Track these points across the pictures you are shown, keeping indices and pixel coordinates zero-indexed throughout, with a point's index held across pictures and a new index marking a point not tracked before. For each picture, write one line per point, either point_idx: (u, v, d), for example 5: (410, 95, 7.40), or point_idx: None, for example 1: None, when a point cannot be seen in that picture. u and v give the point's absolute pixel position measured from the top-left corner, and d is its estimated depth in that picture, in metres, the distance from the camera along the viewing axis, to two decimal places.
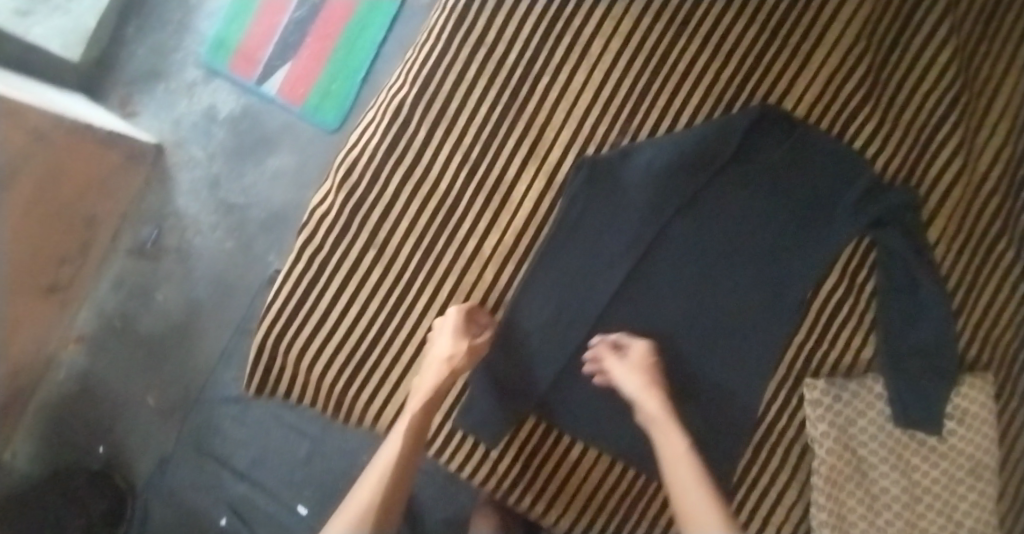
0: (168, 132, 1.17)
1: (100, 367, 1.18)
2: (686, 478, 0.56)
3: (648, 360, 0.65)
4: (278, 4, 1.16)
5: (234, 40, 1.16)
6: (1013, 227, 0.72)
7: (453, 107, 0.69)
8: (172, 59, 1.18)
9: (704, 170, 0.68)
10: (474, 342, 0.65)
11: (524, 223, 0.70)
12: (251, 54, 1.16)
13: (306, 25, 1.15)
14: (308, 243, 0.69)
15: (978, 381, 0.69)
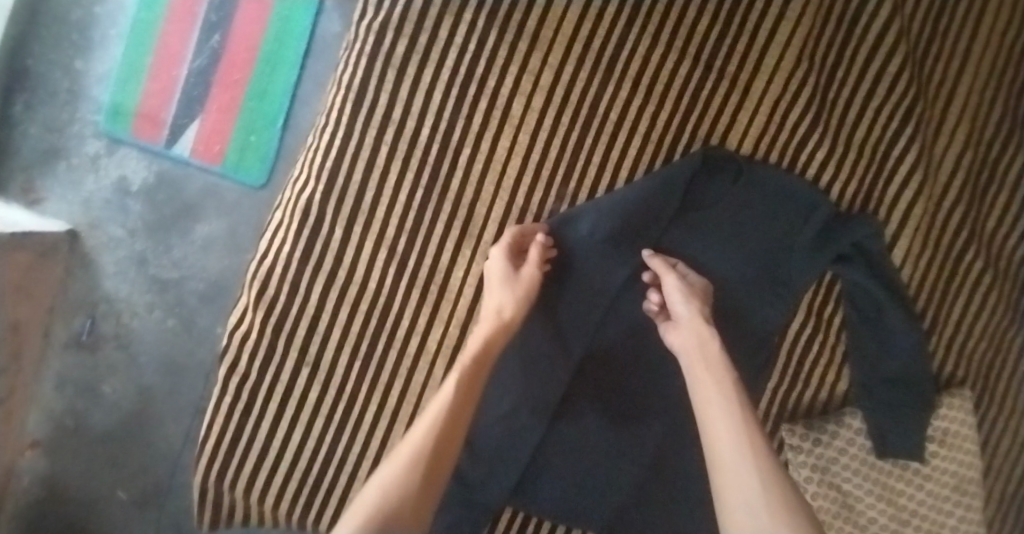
0: (79, 214, 1.05)
1: (51, 476, 1.07)
2: (737, 445, 0.48)
3: (701, 289, 0.62)
4: (173, 54, 1.01)
5: (131, 103, 1.02)
6: (981, 234, 0.68)
7: (370, 196, 0.61)
8: (68, 133, 1.04)
9: (650, 230, 0.64)
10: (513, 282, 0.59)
11: (467, 314, 0.64)
12: (154, 115, 1.02)
13: (209, 75, 1.01)
14: (233, 370, 0.62)
15: (955, 399, 0.67)
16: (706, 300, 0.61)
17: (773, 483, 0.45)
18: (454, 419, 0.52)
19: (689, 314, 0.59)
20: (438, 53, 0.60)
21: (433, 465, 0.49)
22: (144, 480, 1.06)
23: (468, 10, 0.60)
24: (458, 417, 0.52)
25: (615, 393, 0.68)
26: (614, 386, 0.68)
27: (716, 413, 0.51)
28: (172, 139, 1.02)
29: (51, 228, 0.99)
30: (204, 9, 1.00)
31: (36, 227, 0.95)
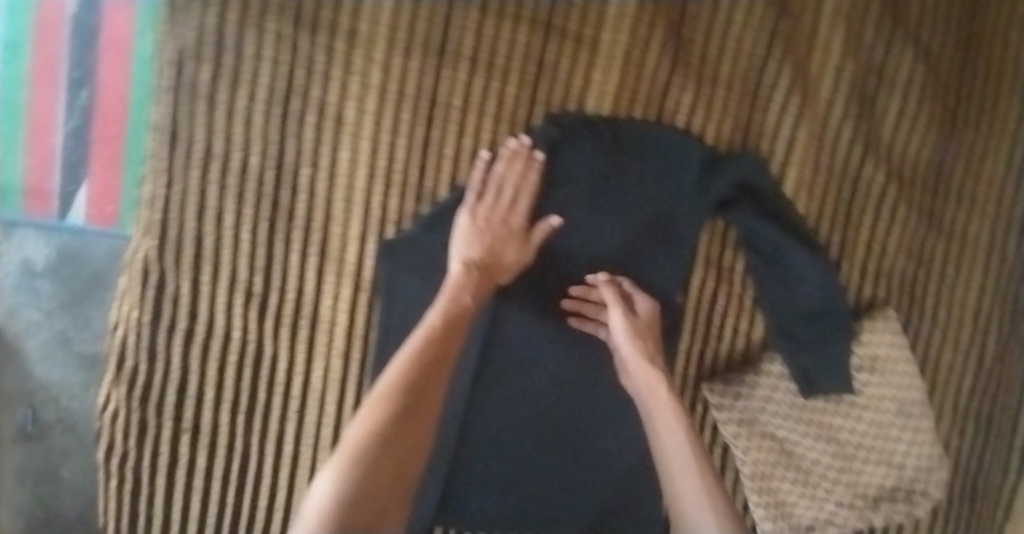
0: None
1: None
2: (686, 474, 0.51)
3: (647, 321, 0.58)
4: (51, 95, 0.79)
5: (15, 177, 0.80)
6: (883, 144, 0.63)
7: (210, 241, 0.57)
8: None
9: (538, 190, 0.59)
10: (499, 231, 0.57)
11: (345, 342, 0.60)
12: (41, 187, 0.81)
13: (84, 128, 0.79)
14: (114, 449, 0.60)
15: (878, 321, 0.64)
16: (652, 334, 0.58)
17: (718, 509, 0.49)
18: (422, 393, 0.48)
19: (635, 359, 0.56)
20: (246, 73, 0.54)
21: (404, 446, 0.46)
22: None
23: (266, 16, 0.53)
24: (428, 391, 0.49)
25: (523, 389, 0.63)
26: (521, 383, 0.63)
27: (668, 442, 0.53)
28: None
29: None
30: (64, 63, 0.78)
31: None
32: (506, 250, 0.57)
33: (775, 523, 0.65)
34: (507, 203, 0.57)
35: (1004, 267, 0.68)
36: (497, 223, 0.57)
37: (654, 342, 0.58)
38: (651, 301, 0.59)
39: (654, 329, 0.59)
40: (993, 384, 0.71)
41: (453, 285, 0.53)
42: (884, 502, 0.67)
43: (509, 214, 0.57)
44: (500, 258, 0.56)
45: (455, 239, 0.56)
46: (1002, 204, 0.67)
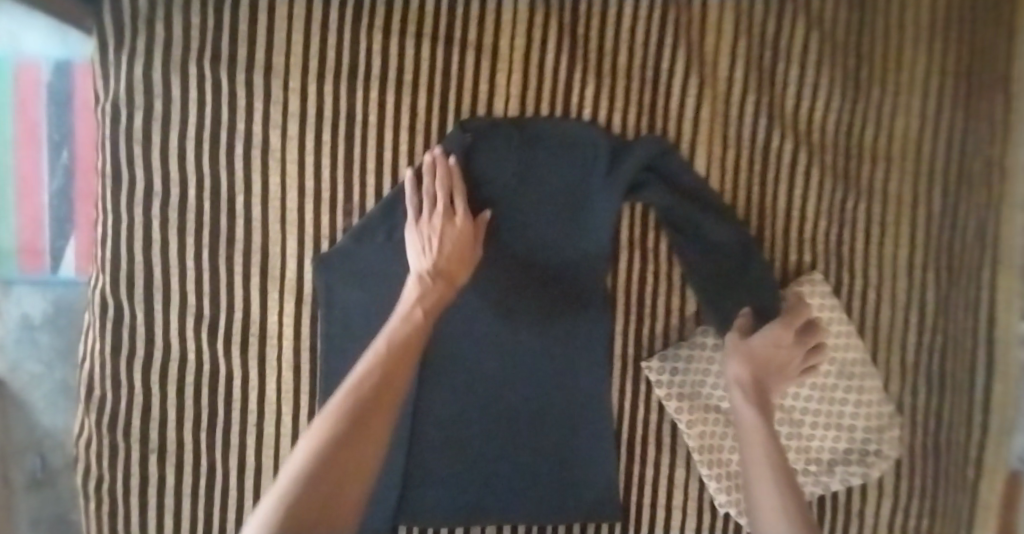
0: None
1: None
2: (768, 491, 0.50)
3: (768, 350, 0.58)
4: (31, 176, 1.00)
5: (9, 241, 1.02)
6: (787, 113, 0.65)
7: (159, 271, 0.62)
8: None
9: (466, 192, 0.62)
10: (444, 239, 0.59)
11: (294, 354, 0.63)
12: (34, 247, 1.02)
13: (68, 190, 1.01)
14: (89, 476, 0.63)
15: (805, 283, 0.66)
16: (768, 365, 0.58)
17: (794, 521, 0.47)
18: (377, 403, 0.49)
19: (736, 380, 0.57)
20: (178, 114, 0.61)
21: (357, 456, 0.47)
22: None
23: (193, 63, 0.61)
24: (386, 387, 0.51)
25: (467, 385, 0.65)
26: (465, 379, 0.65)
27: (750, 458, 0.53)
28: (59, 265, 1.03)
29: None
30: (44, 130, 0.99)
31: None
32: (457, 255, 0.59)
33: (730, 493, 0.66)
34: (444, 214, 0.60)
35: (935, 221, 0.68)
36: (442, 233, 0.59)
37: (767, 371, 0.58)
38: (782, 329, 0.58)
39: (768, 362, 0.58)
40: (942, 340, 0.70)
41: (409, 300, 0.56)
42: (838, 466, 0.67)
43: (447, 223, 0.59)
44: (454, 264, 0.58)
45: (412, 255, 0.59)
46: (922, 159, 0.67)
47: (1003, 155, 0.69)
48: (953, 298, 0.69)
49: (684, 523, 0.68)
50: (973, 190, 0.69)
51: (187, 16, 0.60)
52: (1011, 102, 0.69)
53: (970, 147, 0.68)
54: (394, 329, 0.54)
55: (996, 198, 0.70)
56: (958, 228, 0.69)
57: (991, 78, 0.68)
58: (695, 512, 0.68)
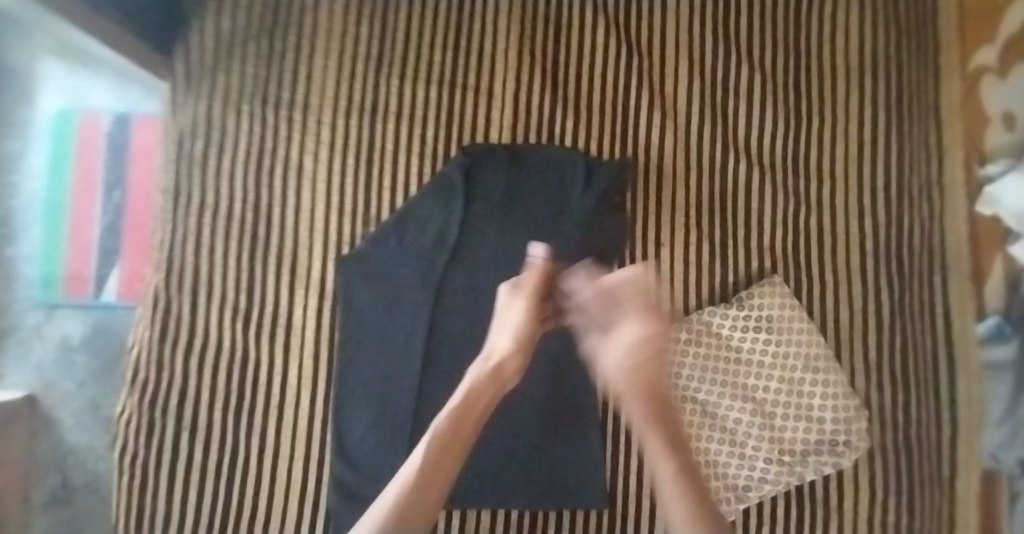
0: (35, 380, 1.15)
1: None
2: (665, 486, 0.46)
3: (635, 340, 0.53)
4: (84, 216, 1.16)
5: (59, 269, 1.15)
6: (737, 143, 0.78)
7: (204, 268, 0.72)
8: (9, 316, 1.14)
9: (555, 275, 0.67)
10: (510, 316, 0.61)
11: (314, 344, 0.72)
12: (79, 275, 1.14)
13: (116, 226, 1.15)
14: (124, 452, 0.69)
15: (765, 286, 0.74)
16: (634, 349, 0.52)
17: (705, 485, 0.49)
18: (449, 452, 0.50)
19: (612, 366, 0.53)
20: (230, 143, 0.74)
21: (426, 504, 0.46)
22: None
23: (246, 103, 0.75)
24: (450, 451, 0.50)
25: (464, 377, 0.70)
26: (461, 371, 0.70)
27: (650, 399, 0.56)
28: (100, 290, 1.15)
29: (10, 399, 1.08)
30: (101, 174, 1.16)
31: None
32: (522, 338, 0.59)
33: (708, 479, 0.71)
34: (529, 294, 0.62)
35: (882, 231, 0.77)
36: (517, 316, 0.61)
37: (645, 347, 0.52)
38: (646, 331, 0.53)
39: (625, 354, 0.52)
40: (901, 339, 0.76)
41: (474, 376, 0.56)
42: (811, 456, 0.71)
43: (525, 301, 0.61)
44: (518, 347, 0.59)
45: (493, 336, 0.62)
46: (863, 179, 0.78)
47: (938, 177, 0.80)
48: (907, 300, 0.77)
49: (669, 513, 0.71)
50: (916, 204, 0.78)
51: (248, 68, 0.76)
52: (940, 132, 0.81)
53: (909, 167, 0.79)
54: (471, 389, 0.55)
55: (939, 213, 0.79)
56: (905, 238, 0.77)
57: (919, 112, 0.80)
58: None
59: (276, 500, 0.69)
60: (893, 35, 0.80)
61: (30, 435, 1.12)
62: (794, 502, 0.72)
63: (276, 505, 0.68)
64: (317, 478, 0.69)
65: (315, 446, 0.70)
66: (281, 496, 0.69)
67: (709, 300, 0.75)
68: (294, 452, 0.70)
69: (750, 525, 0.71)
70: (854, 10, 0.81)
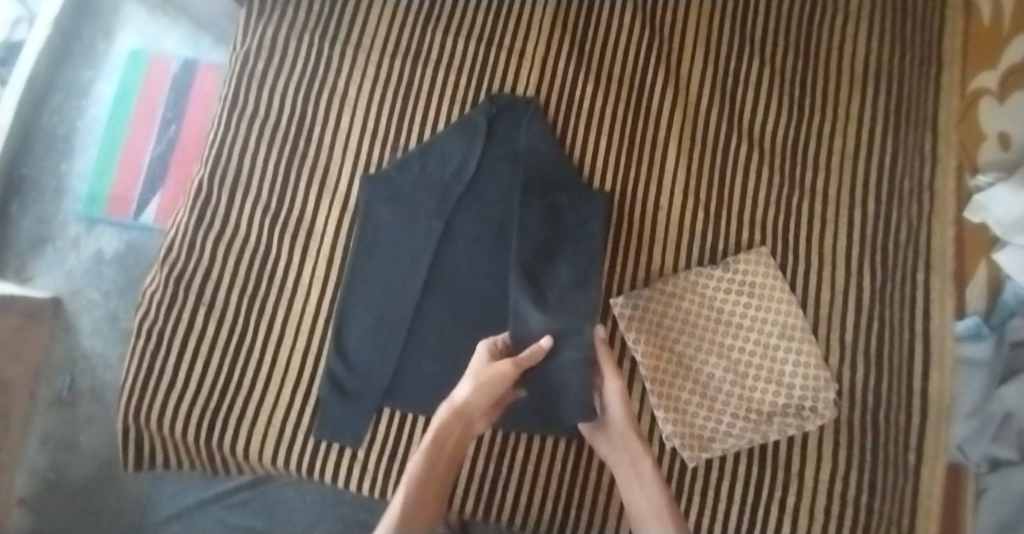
0: (64, 285, 1.20)
1: (44, 525, 1.08)
2: (657, 508, 0.62)
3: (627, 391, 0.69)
4: (138, 145, 1.20)
5: (105, 190, 1.20)
6: (744, 123, 0.83)
7: (245, 169, 0.79)
8: (54, 222, 1.22)
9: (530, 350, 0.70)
10: (487, 375, 0.63)
11: (330, 250, 0.78)
12: (124, 196, 1.19)
13: (167, 157, 1.19)
14: (144, 320, 0.75)
15: (752, 256, 0.78)
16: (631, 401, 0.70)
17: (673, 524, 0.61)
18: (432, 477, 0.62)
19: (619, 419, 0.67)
20: (285, 65, 0.82)
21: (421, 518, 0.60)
22: (132, 510, 1.09)
23: (305, 32, 0.84)
24: (434, 473, 0.62)
25: (462, 298, 0.76)
26: (459, 293, 0.76)
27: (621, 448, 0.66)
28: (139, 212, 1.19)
29: (34, 297, 1.11)
30: (162, 110, 1.22)
31: (20, 295, 1.08)
32: (489, 392, 0.62)
33: (676, 426, 0.74)
34: (517, 364, 0.65)
35: (871, 221, 0.81)
36: (486, 373, 0.63)
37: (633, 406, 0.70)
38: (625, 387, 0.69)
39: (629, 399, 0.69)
40: (878, 325, 0.78)
41: (443, 415, 0.61)
42: (776, 417, 0.74)
43: (506, 369, 0.63)
44: (477, 394, 0.62)
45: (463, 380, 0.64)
46: (858, 171, 0.83)
47: (932, 181, 0.84)
48: (888, 289, 0.80)
49: None
50: (905, 201, 0.83)
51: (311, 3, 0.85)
52: (936, 141, 0.85)
53: (902, 166, 0.83)
54: (447, 419, 0.61)
55: (927, 213, 0.83)
56: (892, 230, 0.81)
57: (917, 119, 0.85)
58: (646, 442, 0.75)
59: (275, 383, 0.75)
60: (898, 47, 0.86)
61: (48, 335, 1.15)
62: (757, 461, 0.74)
63: (277, 387, 0.74)
64: (314, 370, 0.75)
65: (316, 341, 0.76)
66: (279, 380, 0.75)
67: (698, 262, 0.79)
68: (296, 343, 0.76)
69: (710, 477, 0.74)
70: (865, 22, 0.87)
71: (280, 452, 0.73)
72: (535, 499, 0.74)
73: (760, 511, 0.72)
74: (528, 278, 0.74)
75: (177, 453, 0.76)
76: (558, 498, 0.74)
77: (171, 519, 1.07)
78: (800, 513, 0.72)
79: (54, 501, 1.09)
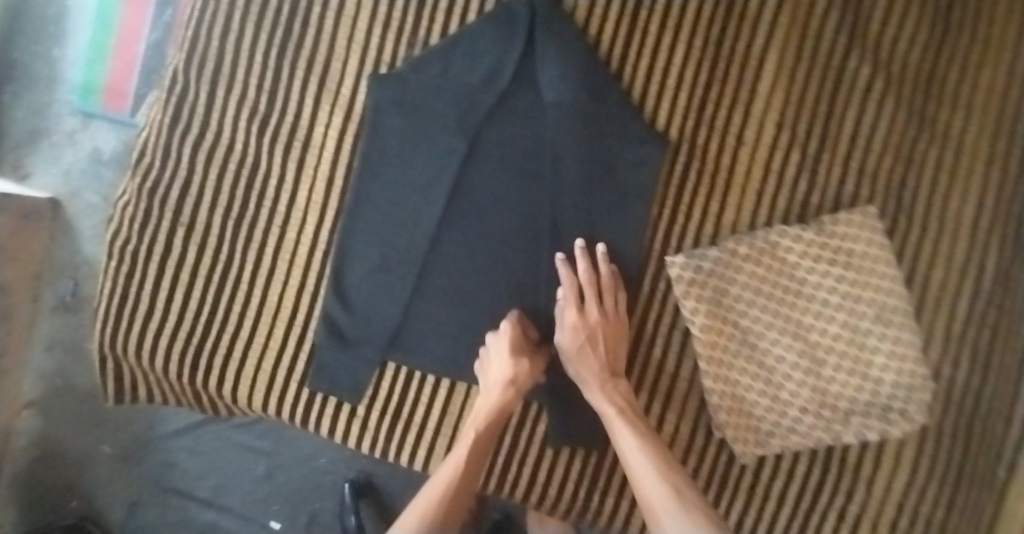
0: (61, 186, 1.06)
1: (48, 429, 1.05)
2: (648, 481, 0.52)
3: (583, 328, 0.59)
4: (133, 27, 1.03)
5: (99, 78, 1.04)
6: (867, 39, 0.63)
7: (227, 59, 0.63)
8: (48, 114, 1.06)
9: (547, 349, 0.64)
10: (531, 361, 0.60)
11: (330, 169, 0.64)
12: (120, 88, 1.04)
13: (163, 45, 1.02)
14: (118, 237, 0.64)
15: (855, 216, 0.62)
16: (594, 335, 0.59)
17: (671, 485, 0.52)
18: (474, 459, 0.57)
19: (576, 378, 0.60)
20: None
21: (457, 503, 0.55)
22: (138, 424, 1.04)
23: None
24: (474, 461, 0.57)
25: (484, 243, 0.63)
26: (481, 237, 0.63)
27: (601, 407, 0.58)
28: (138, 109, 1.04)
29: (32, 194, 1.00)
30: None
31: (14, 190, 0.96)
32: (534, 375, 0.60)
33: (729, 415, 0.61)
34: (538, 356, 0.62)
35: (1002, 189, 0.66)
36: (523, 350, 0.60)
37: (599, 340, 0.59)
38: (577, 330, 0.59)
39: (585, 334, 0.59)
40: None
41: (497, 399, 0.58)
42: (854, 417, 0.61)
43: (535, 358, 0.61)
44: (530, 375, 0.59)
45: (484, 362, 0.60)
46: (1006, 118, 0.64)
47: None
48: None
49: (675, 437, 0.64)
50: None
51: None
52: None
53: None
54: (499, 407, 0.58)
55: None
56: None
57: None
58: (690, 427, 0.64)
59: (265, 322, 0.64)
60: None
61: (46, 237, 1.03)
62: (819, 461, 0.63)
63: (268, 328, 0.64)
64: (308, 312, 0.64)
65: (312, 277, 0.64)
66: (270, 320, 0.64)
67: (782, 219, 0.64)
68: (289, 279, 0.64)
69: (763, 473, 0.63)
70: None
71: (271, 400, 0.64)
72: (554, 475, 0.65)
73: (814, 516, 0.63)
74: (562, 234, 0.62)
75: (160, 389, 0.67)
76: (582, 477, 0.65)
77: (181, 433, 1.03)
78: (861, 522, 0.63)
79: (63, 408, 1.05)
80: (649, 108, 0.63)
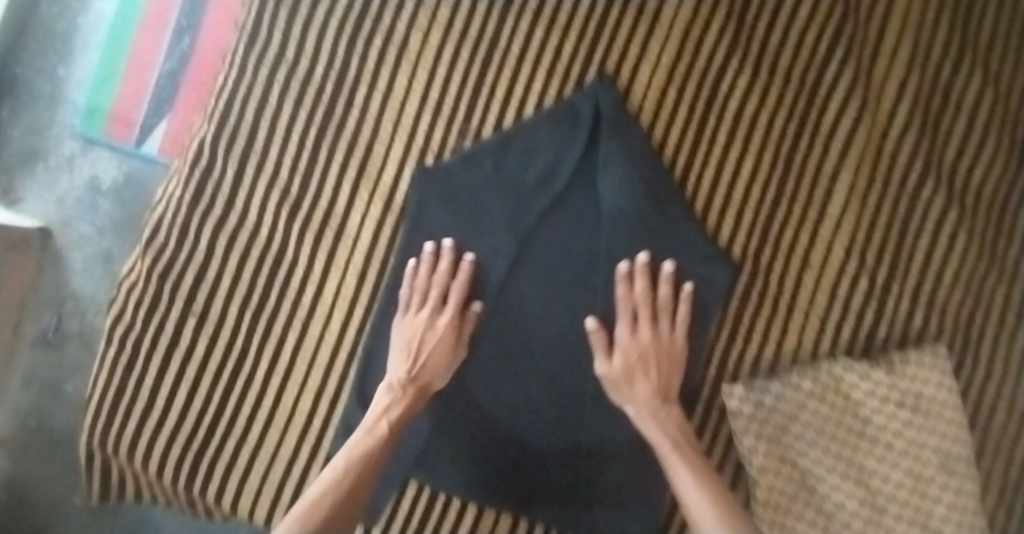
0: (54, 214, 0.91)
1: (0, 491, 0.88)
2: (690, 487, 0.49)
3: (638, 346, 0.55)
4: (148, 50, 0.88)
5: (106, 102, 0.89)
6: (940, 167, 0.60)
7: (261, 139, 0.58)
8: (46, 136, 0.91)
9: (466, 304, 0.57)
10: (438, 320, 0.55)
11: (363, 264, 0.58)
12: (127, 115, 0.89)
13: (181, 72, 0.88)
14: (122, 322, 0.58)
15: (926, 357, 0.58)
16: (650, 354, 0.55)
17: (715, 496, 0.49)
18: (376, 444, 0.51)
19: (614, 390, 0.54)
20: None
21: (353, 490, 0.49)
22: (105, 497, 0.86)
23: None
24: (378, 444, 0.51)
25: (527, 357, 0.58)
26: (524, 350, 0.58)
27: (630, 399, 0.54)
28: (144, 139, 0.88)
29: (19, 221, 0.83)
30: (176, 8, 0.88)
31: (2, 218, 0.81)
32: (444, 336, 0.55)
33: None
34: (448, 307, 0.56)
35: None
36: (442, 334, 0.55)
37: (655, 360, 0.55)
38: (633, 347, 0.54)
39: (641, 352, 0.54)
40: None
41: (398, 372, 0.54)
42: None
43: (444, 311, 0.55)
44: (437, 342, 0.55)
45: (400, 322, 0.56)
46: None
47: None
48: None
49: None
50: None
51: None
52: None
53: None
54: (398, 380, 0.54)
55: None
56: None
57: None
58: None
59: (277, 425, 0.58)
60: None
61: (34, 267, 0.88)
62: None
63: (280, 434, 0.58)
64: (326, 418, 0.58)
65: (334, 380, 0.58)
66: (283, 425, 0.58)
67: (845, 351, 0.59)
68: (308, 380, 0.58)
69: None
70: None
71: (276, 517, 0.57)
72: None
73: None
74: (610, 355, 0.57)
75: (153, 488, 0.61)
76: None
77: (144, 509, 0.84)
78: None
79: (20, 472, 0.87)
80: (711, 223, 0.59)
